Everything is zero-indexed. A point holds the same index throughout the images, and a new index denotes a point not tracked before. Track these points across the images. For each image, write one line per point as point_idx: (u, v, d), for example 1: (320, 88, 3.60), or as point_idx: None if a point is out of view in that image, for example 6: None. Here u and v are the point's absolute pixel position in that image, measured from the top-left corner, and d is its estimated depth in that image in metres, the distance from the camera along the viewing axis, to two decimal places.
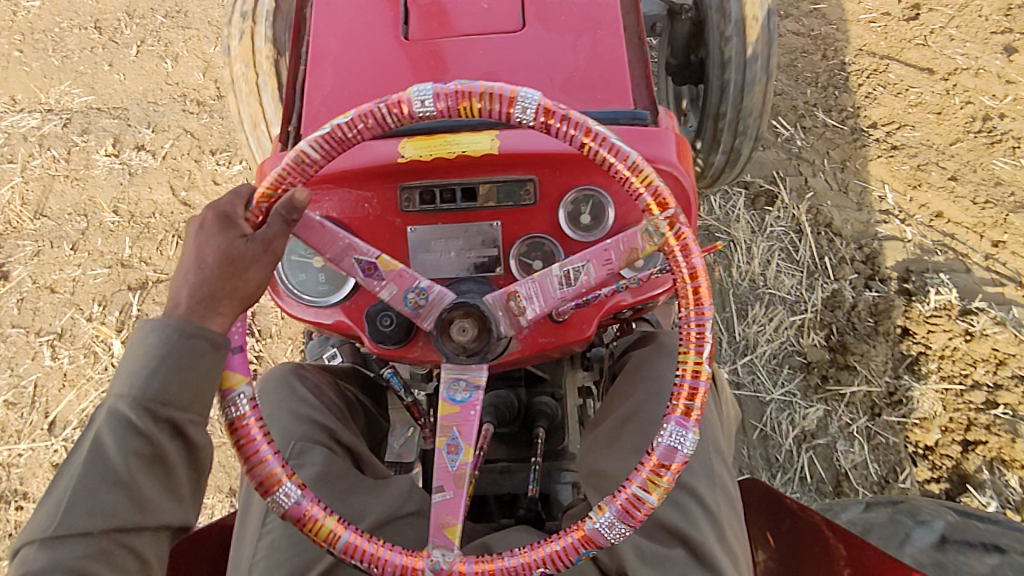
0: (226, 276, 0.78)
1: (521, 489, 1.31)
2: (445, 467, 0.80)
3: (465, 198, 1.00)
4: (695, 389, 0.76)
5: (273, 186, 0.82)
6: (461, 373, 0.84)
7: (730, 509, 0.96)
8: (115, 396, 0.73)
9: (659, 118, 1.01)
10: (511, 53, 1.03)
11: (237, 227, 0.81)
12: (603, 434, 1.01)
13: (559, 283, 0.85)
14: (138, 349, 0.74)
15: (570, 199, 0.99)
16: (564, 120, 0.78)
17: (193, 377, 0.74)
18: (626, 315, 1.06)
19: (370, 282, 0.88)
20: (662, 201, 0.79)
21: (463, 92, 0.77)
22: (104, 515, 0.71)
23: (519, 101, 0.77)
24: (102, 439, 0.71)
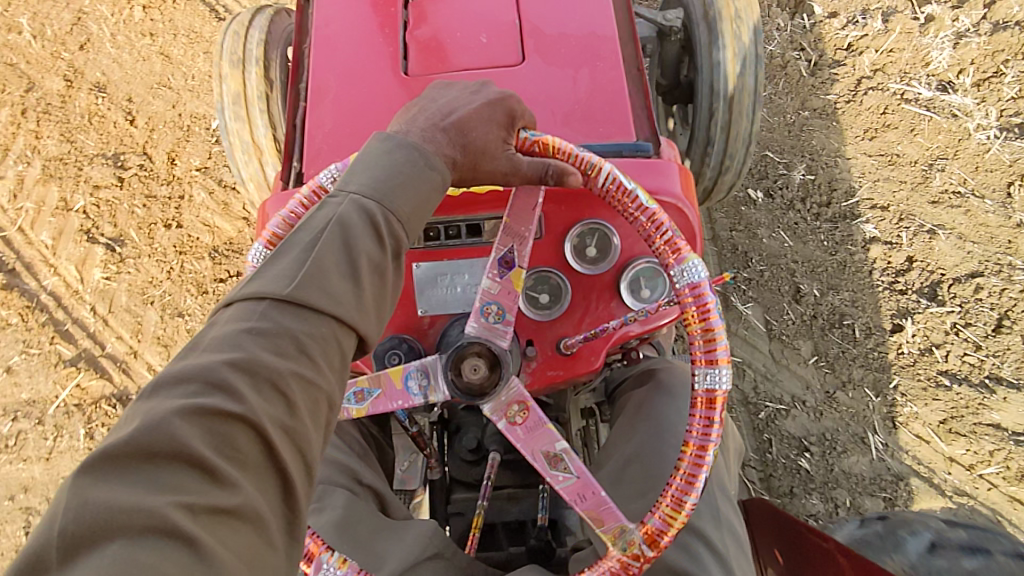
0: (467, 157, 0.78)
1: (528, 516, 1.35)
2: (342, 397, 0.86)
3: (471, 235, 0.97)
4: None
5: (557, 147, 0.84)
6: (432, 377, 0.85)
7: (737, 548, 0.95)
8: (356, 190, 0.67)
9: (662, 150, 1.01)
10: (512, 86, 1.03)
11: (508, 133, 0.83)
12: (612, 469, 0.99)
13: (548, 453, 0.83)
14: (383, 155, 0.70)
15: (575, 233, 0.95)
16: (704, 421, 0.76)
17: (420, 204, 0.70)
18: (633, 344, 1.04)
19: (493, 264, 0.87)
20: (655, 540, 0.75)
21: (706, 309, 0.78)
22: (332, 298, 0.61)
23: (712, 371, 0.77)
24: (345, 222, 0.65)
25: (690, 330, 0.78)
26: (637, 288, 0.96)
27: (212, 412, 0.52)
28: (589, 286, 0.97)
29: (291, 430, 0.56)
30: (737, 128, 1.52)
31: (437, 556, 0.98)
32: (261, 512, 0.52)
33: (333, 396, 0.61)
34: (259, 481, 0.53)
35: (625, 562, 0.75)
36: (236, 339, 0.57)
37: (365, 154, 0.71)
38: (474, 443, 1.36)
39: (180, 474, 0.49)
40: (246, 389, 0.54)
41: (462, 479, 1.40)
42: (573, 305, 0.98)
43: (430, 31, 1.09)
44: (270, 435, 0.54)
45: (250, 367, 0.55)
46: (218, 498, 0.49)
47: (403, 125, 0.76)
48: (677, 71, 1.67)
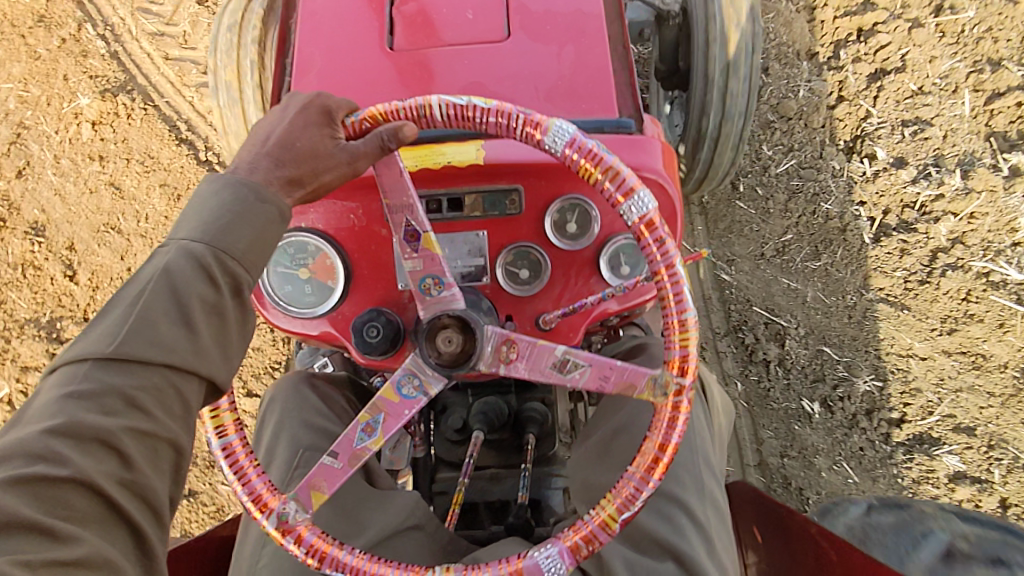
0: (303, 166, 0.76)
1: (511, 496, 1.36)
2: (351, 441, 0.84)
3: (451, 209, 0.97)
4: (593, 534, 0.75)
5: (386, 114, 0.82)
6: (420, 373, 0.85)
7: (718, 519, 0.96)
8: (182, 236, 0.66)
9: (644, 126, 1.01)
10: (496, 63, 1.03)
11: (333, 128, 0.80)
12: (595, 446, 1.00)
13: (553, 363, 0.82)
14: (207, 199, 0.68)
15: (555, 208, 0.95)
16: (657, 243, 0.76)
17: (261, 238, 0.69)
18: (614, 321, 1.04)
19: (402, 246, 0.86)
20: (685, 366, 0.75)
21: (594, 155, 0.77)
22: (158, 348, 0.61)
23: (632, 201, 0.76)
24: (169, 271, 0.63)
25: (592, 183, 0.77)
26: (617, 264, 0.96)
27: (36, 478, 0.54)
28: (569, 262, 0.97)
29: (129, 482, 0.58)
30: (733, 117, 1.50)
31: (419, 528, 0.99)
32: (113, 556, 0.56)
33: (180, 440, 0.62)
34: (105, 532, 0.57)
35: (672, 404, 0.75)
36: (58, 405, 0.58)
37: (191, 202, 0.69)
38: (460, 422, 1.35)
39: (20, 539, 0.52)
40: (72, 452, 0.56)
41: (448, 458, 1.41)
42: (553, 280, 0.98)
43: (417, 6, 1.08)
44: (106, 489, 0.57)
45: (73, 432, 0.57)
46: (61, 552, 0.53)
47: (231, 166, 0.74)
48: (676, 55, 1.64)
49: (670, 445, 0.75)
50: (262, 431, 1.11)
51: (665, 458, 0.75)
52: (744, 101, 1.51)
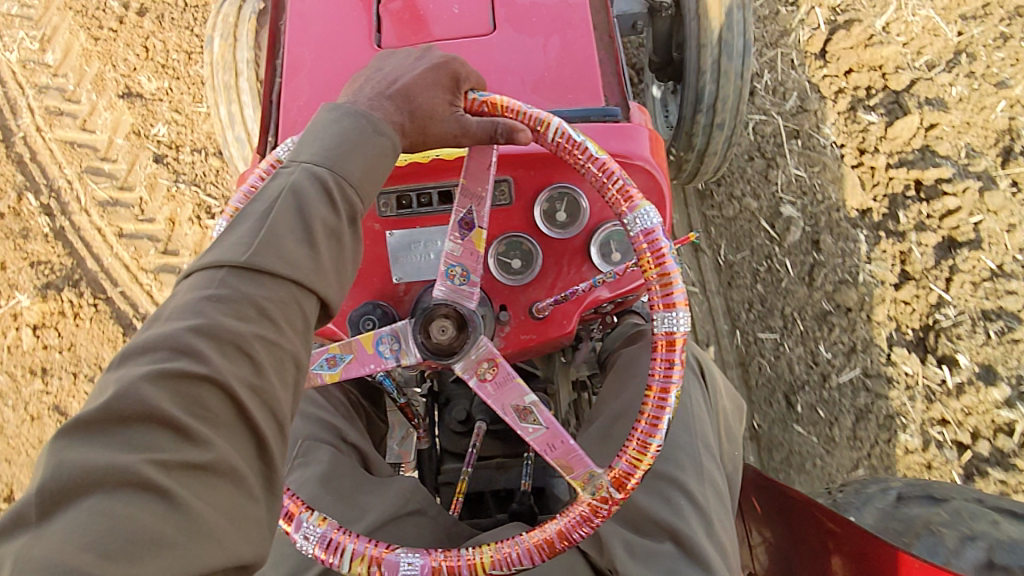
0: (416, 122, 0.78)
1: (514, 484, 1.37)
2: (316, 363, 0.88)
3: (442, 202, 0.98)
4: (455, 565, 0.77)
5: (505, 107, 0.85)
6: (403, 342, 0.86)
7: (718, 503, 0.96)
8: (308, 160, 0.68)
9: (630, 114, 1.02)
10: (483, 56, 1.04)
11: (455, 99, 0.83)
12: (596, 430, 1.02)
13: (516, 407, 0.85)
14: (332, 125, 0.71)
15: (544, 197, 0.96)
16: (666, 363, 0.78)
17: (372, 170, 0.71)
18: (608, 308, 1.05)
19: (453, 228, 0.88)
20: (623, 483, 0.76)
21: (661, 256, 0.79)
22: (291, 262, 0.62)
23: (669, 314, 0.78)
24: (297, 191, 0.65)
25: (646, 277, 0.80)
26: (607, 251, 0.97)
27: (179, 374, 0.54)
28: (560, 251, 0.99)
29: (260, 390, 0.58)
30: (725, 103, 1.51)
31: (420, 512, 1.02)
32: (238, 466, 0.55)
33: (301, 355, 0.62)
34: (231, 438, 0.56)
35: (593, 506, 0.77)
36: (196, 305, 0.58)
37: (313, 128, 0.71)
38: (465, 414, 1.39)
39: (152, 435, 0.52)
40: (211, 353, 0.56)
41: (453, 449, 1.41)
42: (545, 269, 0.99)
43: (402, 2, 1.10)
44: (238, 393, 0.56)
45: (210, 333, 0.57)
46: (191, 454, 0.52)
47: (351, 98, 0.76)
48: (667, 46, 1.65)
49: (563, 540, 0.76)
50: None
51: (557, 545, 0.77)
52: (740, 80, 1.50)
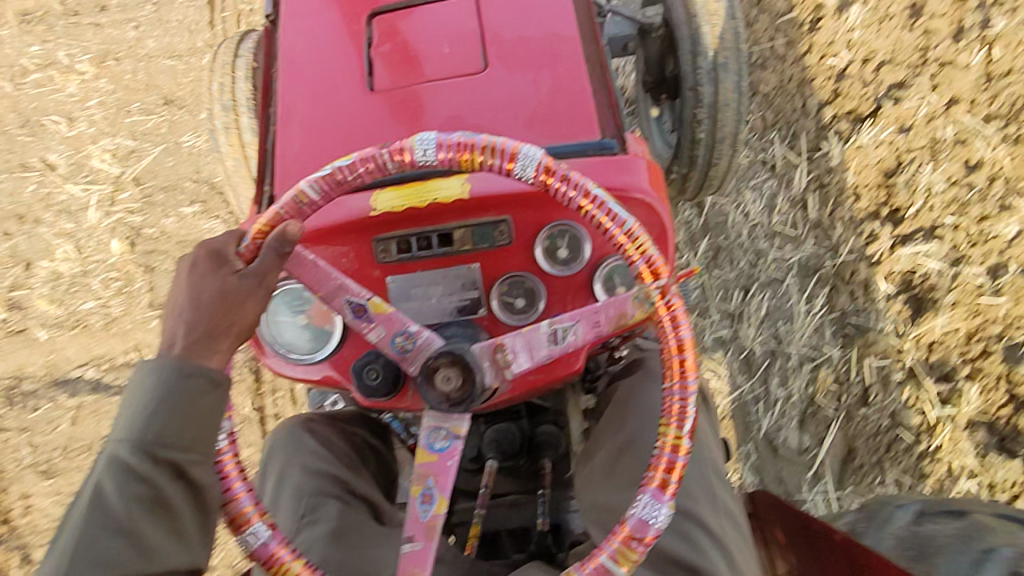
0: (218, 317, 0.77)
1: (532, 522, 1.35)
2: (416, 517, 0.81)
3: (441, 245, 0.97)
4: (673, 463, 0.75)
5: (270, 223, 0.84)
6: (445, 423, 0.84)
7: (735, 531, 0.95)
8: (115, 442, 0.72)
9: (627, 145, 1.01)
10: (476, 95, 1.03)
11: (229, 265, 0.81)
12: (602, 464, 0.99)
13: (548, 339, 0.85)
14: (133, 395, 0.73)
15: (545, 235, 0.96)
16: (563, 180, 0.80)
17: (193, 422, 0.73)
18: (615, 341, 1.04)
19: (357, 322, 0.88)
20: (656, 269, 0.78)
21: (465, 144, 0.80)
22: (107, 566, 0.68)
23: (522, 160, 0.79)
24: (103, 484, 0.70)
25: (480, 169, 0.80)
26: (612, 285, 0.96)
27: None
28: (564, 287, 0.97)
29: None
30: (723, 128, 1.50)
31: (437, 561, 1.03)
32: None
33: None
34: None
35: (664, 306, 0.78)
36: None
37: (123, 403, 0.74)
38: (475, 451, 1.36)
39: None
40: None
41: (465, 488, 1.39)
42: (550, 306, 0.97)
43: (394, 45, 1.09)
44: None
45: None
46: None
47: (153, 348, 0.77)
48: (661, 66, 1.63)
49: (676, 320, 0.77)
50: (265, 484, 1.12)
51: (687, 353, 0.77)
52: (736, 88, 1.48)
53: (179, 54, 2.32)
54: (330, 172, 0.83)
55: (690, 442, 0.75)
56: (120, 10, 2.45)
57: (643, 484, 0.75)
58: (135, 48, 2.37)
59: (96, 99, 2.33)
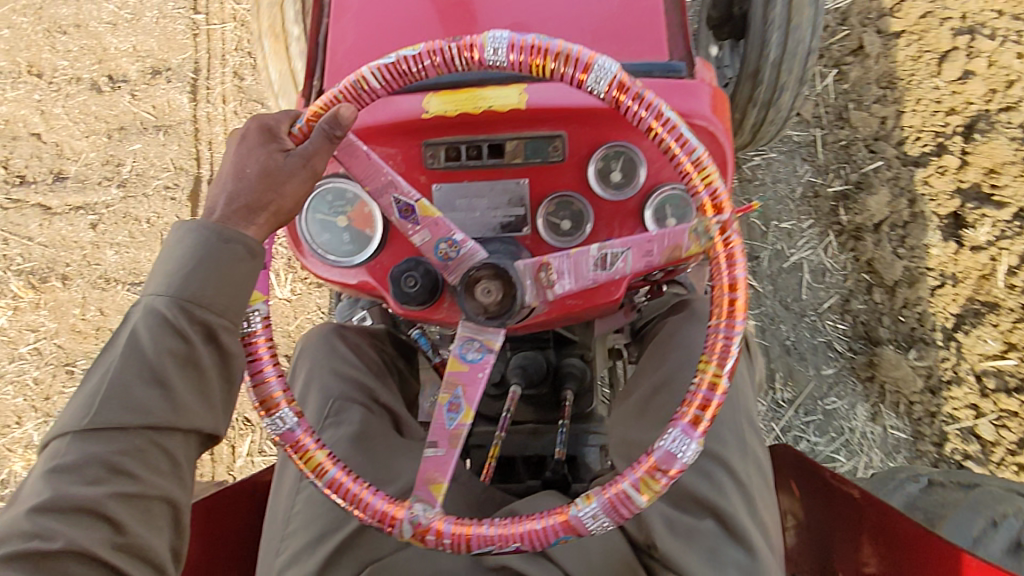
0: (260, 190, 0.75)
1: (549, 450, 1.35)
2: (442, 425, 0.81)
3: (491, 155, 0.93)
4: (708, 400, 0.73)
5: (325, 105, 0.83)
6: (479, 336, 0.83)
7: (761, 482, 0.93)
8: (150, 295, 0.69)
9: (696, 70, 0.96)
10: (541, 2, 0.98)
11: (280, 142, 0.79)
12: (635, 403, 0.99)
13: (594, 264, 0.83)
14: (173, 250, 0.71)
15: (600, 155, 0.92)
16: (636, 100, 0.75)
17: (229, 282, 0.71)
18: (657, 276, 1.01)
19: (401, 223, 0.86)
20: (718, 203, 0.74)
21: (538, 48, 0.75)
22: (138, 412, 0.66)
23: (597, 71, 0.74)
24: (137, 333, 0.67)
25: (550, 76, 0.75)
26: (662, 215, 0.92)
27: (25, 560, 0.60)
28: (613, 213, 0.94)
29: (129, 546, 0.65)
30: (789, 65, 1.43)
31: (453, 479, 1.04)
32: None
33: (173, 494, 0.68)
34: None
35: (724, 243, 0.74)
36: (42, 481, 0.64)
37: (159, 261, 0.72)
38: (499, 376, 1.35)
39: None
40: (57, 529, 0.62)
41: (486, 412, 1.40)
42: (596, 230, 0.94)
43: None
44: (102, 557, 0.63)
45: (55, 506, 0.62)
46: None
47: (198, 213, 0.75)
48: (729, 3, 1.53)
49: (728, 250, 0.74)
50: (293, 379, 1.12)
51: (738, 296, 0.74)
52: (808, 39, 1.44)
53: (144, 277, 1.94)
54: (392, 61, 0.81)
55: (731, 383, 0.72)
56: (77, 187, 2.02)
57: (674, 418, 0.74)
58: (91, 263, 1.96)
59: (30, 343, 1.93)
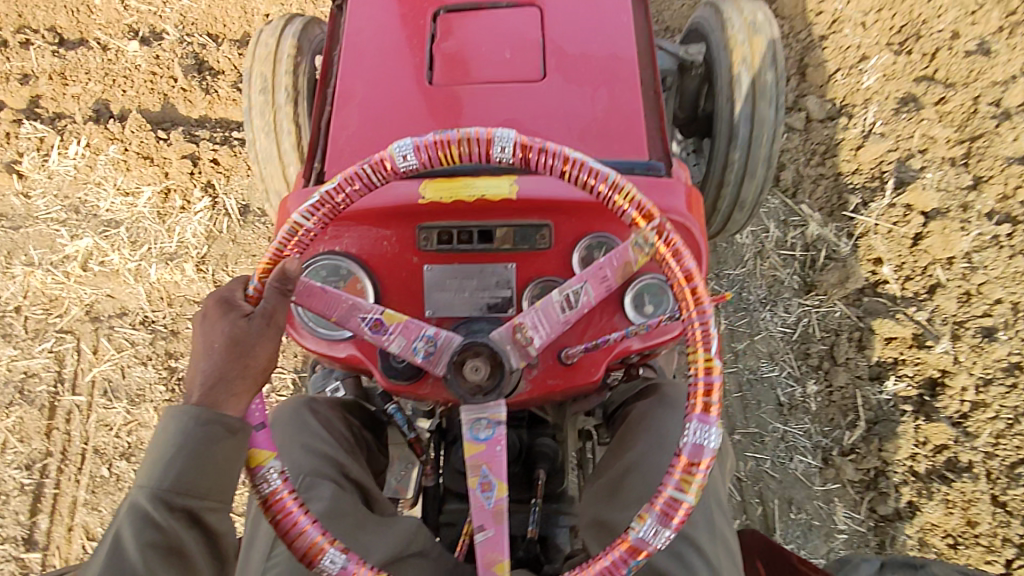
0: (230, 361, 0.78)
1: (518, 530, 1.33)
2: (482, 507, 0.82)
3: (481, 240, 0.99)
4: (710, 384, 0.77)
5: (271, 261, 0.86)
6: (483, 411, 0.85)
7: (730, 562, 0.96)
8: (135, 491, 0.74)
9: (673, 170, 1.03)
10: (531, 102, 1.06)
11: (237, 308, 0.82)
12: (606, 484, 1.01)
13: (560, 308, 0.87)
14: (156, 442, 0.75)
15: (584, 244, 0.98)
16: (539, 153, 0.81)
17: (214, 468, 0.75)
18: (633, 359, 1.05)
19: (375, 337, 0.88)
20: (646, 213, 0.82)
21: (441, 142, 0.82)
22: None
23: (496, 141, 0.81)
24: (123, 532, 0.71)
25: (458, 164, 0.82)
26: (641, 302, 0.98)
27: None
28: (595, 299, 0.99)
29: None
30: (757, 153, 1.49)
31: (422, 554, 1.00)
32: None
33: None
34: None
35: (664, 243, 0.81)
36: None
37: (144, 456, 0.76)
38: None
39: None
40: None
41: (455, 488, 1.38)
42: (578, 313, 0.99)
43: (455, 44, 1.12)
44: None
45: None
46: None
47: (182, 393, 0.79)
48: (695, 104, 1.67)
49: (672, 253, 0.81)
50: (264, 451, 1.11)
51: (694, 282, 0.81)
52: (772, 123, 1.49)
53: None
54: (317, 198, 0.86)
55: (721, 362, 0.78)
56: None
57: (686, 413, 0.78)
58: None
59: None
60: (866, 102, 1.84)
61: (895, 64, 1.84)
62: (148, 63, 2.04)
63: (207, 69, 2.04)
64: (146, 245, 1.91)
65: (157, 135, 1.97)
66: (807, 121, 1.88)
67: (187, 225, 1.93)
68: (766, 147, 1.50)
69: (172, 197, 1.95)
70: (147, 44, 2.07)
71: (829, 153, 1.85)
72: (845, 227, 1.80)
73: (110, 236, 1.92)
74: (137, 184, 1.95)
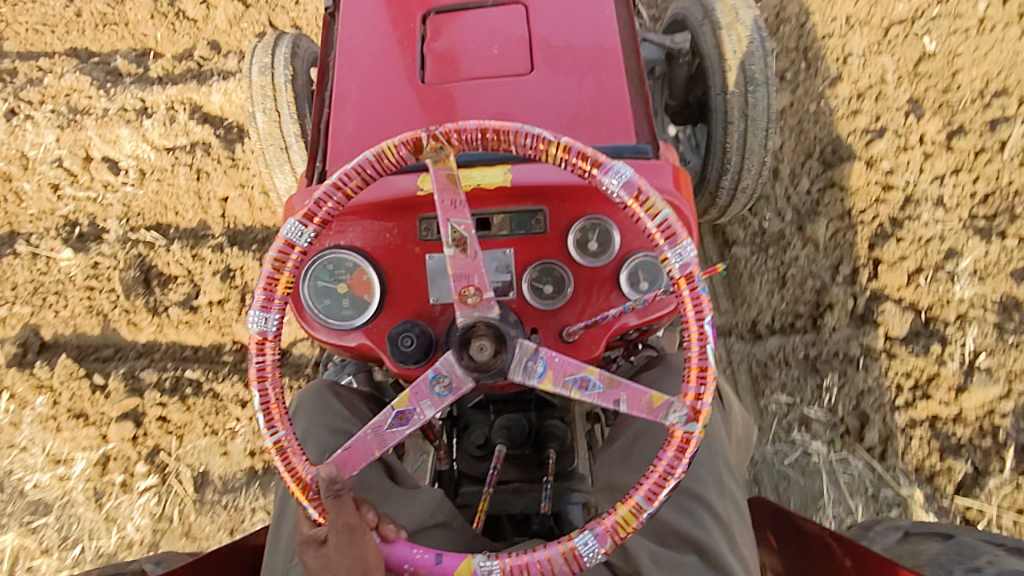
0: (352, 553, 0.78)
1: (532, 508, 1.39)
2: (600, 394, 0.86)
3: (479, 228, 1.04)
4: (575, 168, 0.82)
5: (298, 479, 0.84)
6: (521, 365, 0.87)
7: (739, 515, 1.01)
8: None
9: (660, 152, 1.08)
10: (520, 95, 1.11)
11: (315, 537, 0.81)
12: (617, 450, 1.06)
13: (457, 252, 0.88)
14: None
15: (578, 227, 1.02)
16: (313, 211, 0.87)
17: None
18: (633, 335, 1.10)
19: (414, 424, 0.89)
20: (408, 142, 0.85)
21: (270, 279, 0.87)
22: None
23: (292, 236, 0.87)
24: None
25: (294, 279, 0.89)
26: (635, 280, 1.01)
27: None
28: (591, 279, 1.03)
29: None
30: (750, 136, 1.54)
31: (446, 526, 1.06)
32: None
33: None
34: None
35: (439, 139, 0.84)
36: None
37: None
38: (483, 438, 1.40)
39: None
40: None
41: (471, 473, 1.44)
42: (576, 295, 1.03)
43: (446, 44, 1.17)
44: None
45: None
46: None
47: None
48: (685, 91, 1.71)
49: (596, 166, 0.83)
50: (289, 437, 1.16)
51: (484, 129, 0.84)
52: (765, 102, 1.52)
53: None
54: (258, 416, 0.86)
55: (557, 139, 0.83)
56: None
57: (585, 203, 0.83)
58: None
59: None
60: (962, 320, 1.65)
61: (991, 255, 1.64)
62: (84, 276, 2.04)
63: (156, 276, 2.04)
64: (79, 544, 1.89)
65: (92, 384, 1.97)
66: (886, 350, 1.71)
67: (131, 518, 1.90)
68: (762, 126, 1.54)
69: (111, 471, 1.92)
70: (80, 250, 2.08)
71: (923, 388, 1.65)
72: (947, 511, 1.61)
73: (36, 527, 1.90)
74: (69, 447, 1.93)
